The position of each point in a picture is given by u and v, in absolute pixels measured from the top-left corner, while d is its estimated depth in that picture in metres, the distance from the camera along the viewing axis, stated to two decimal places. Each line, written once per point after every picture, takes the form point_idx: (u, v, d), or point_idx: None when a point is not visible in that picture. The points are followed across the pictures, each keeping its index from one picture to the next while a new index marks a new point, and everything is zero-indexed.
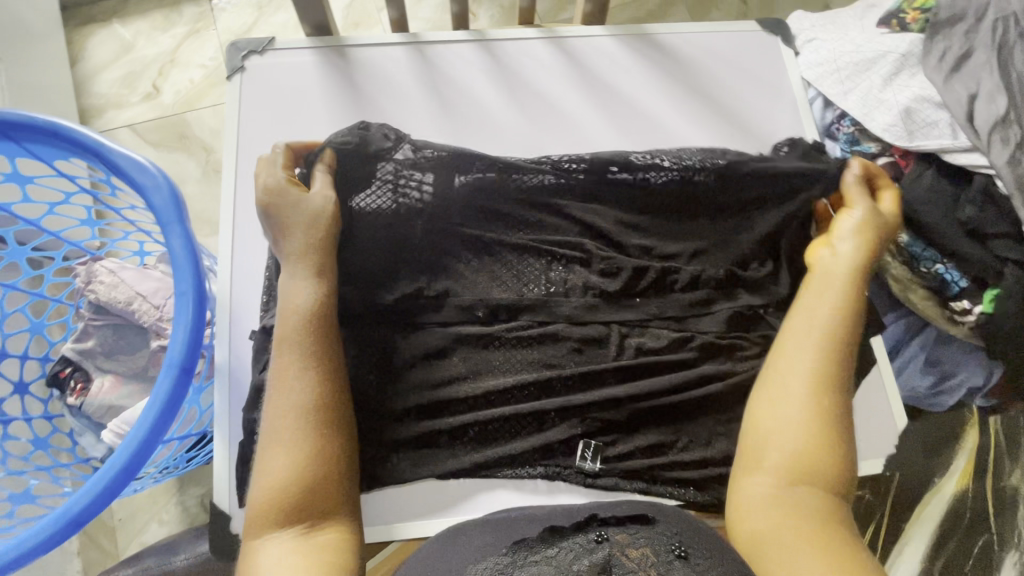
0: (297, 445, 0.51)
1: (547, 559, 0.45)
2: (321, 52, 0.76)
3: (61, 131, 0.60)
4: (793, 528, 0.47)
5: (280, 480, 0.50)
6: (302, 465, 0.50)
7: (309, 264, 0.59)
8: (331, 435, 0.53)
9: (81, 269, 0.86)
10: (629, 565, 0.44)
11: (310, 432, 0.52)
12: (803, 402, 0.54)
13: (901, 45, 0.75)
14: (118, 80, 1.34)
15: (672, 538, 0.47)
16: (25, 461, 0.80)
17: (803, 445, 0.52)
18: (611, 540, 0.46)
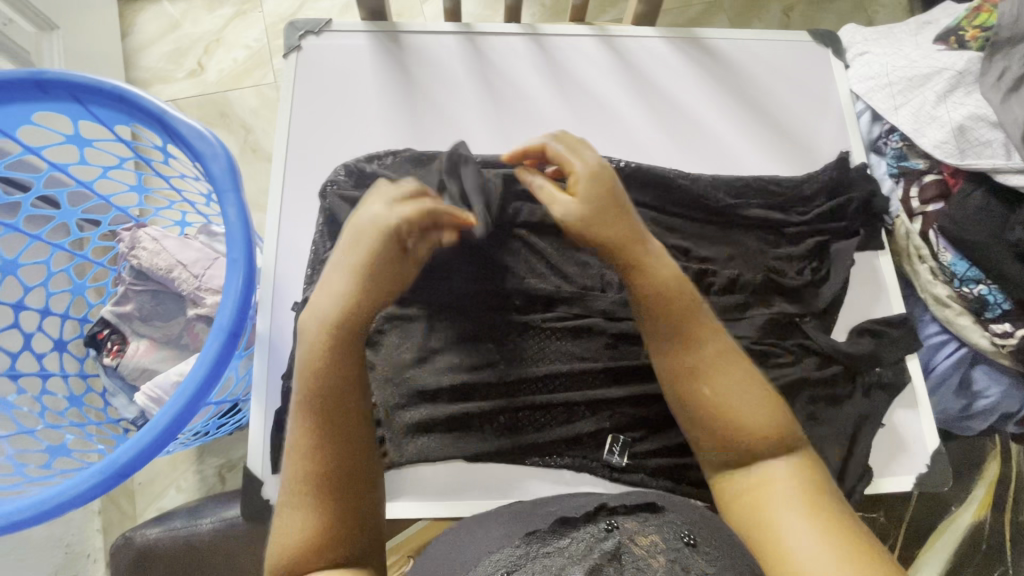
0: (309, 500, 0.48)
1: (560, 551, 0.45)
2: (376, 36, 0.77)
3: (127, 96, 0.62)
4: (774, 497, 0.48)
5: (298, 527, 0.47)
6: (321, 507, 0.47)
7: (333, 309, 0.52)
8: (347, 490, 0.49)
9: (125, 234, 0.89)
10: (638, 554, 0.43)
11: (324, 476, 0.48)
12: (700, 381, 0.53)
13: (958, 63, 0.74)
14: (165, 56, 1.37)
15: (683, 527, 0.46)
16: (60, 416, 0.82)
17: (727, 416, 0.52)
18: (621, 528, 0.46)
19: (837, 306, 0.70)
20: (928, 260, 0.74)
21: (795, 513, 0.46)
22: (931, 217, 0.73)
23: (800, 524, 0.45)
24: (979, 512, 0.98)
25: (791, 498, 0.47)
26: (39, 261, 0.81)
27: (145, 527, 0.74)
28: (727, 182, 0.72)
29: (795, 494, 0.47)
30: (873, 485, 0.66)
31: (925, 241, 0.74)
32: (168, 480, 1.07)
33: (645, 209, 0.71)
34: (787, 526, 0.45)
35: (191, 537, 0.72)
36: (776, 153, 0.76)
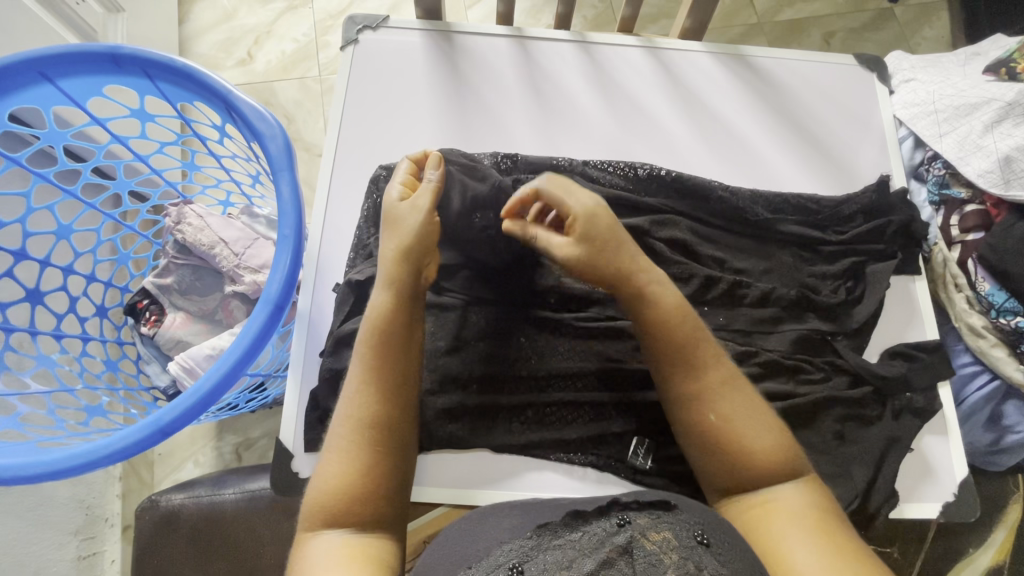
0: (354, 453, 0.50)
1: (571, 544, 0.46)
2: (430, 35, 0.80)
3: (195, 75, 0.65)
4: (780, 512, 0.49)
5: (336, 481, 0.49)
6: (352, 475, 0.49)
7: (388, 272, 0.58)
8: (389, 448, 0.51)
9: (173, 209, 0.91)
10: (651, 549, 0.43)
11: (367, 447, 0.50)
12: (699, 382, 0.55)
13: (1007, 94, 0.74)
14: (219, 43, 1.42)
15: (695, 526, 0.46)
16: (97, 379, 0.84)
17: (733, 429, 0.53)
18: (634, 523, 0.46)
19: (870, 326, 0.70)
20: (965, 289, 0.73)
21: (800, 526, 0.47)
22: (970, 246, 0.73)
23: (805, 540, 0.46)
24: (998, 556, 0.96)
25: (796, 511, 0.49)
26: (91, 229, 0.85)
27: (171, 492, 0.76)
28: (765, 198, 0.73)
29: (799, 509, 0.49)
30: (897, 510, 0.66)
31: (963, 269, 0.73)
32: (187, 453, 1.09)
33: (681, 219, 0.72)
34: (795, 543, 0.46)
35: (214, 506, 0.74)
36: (816, 173, 0.77)
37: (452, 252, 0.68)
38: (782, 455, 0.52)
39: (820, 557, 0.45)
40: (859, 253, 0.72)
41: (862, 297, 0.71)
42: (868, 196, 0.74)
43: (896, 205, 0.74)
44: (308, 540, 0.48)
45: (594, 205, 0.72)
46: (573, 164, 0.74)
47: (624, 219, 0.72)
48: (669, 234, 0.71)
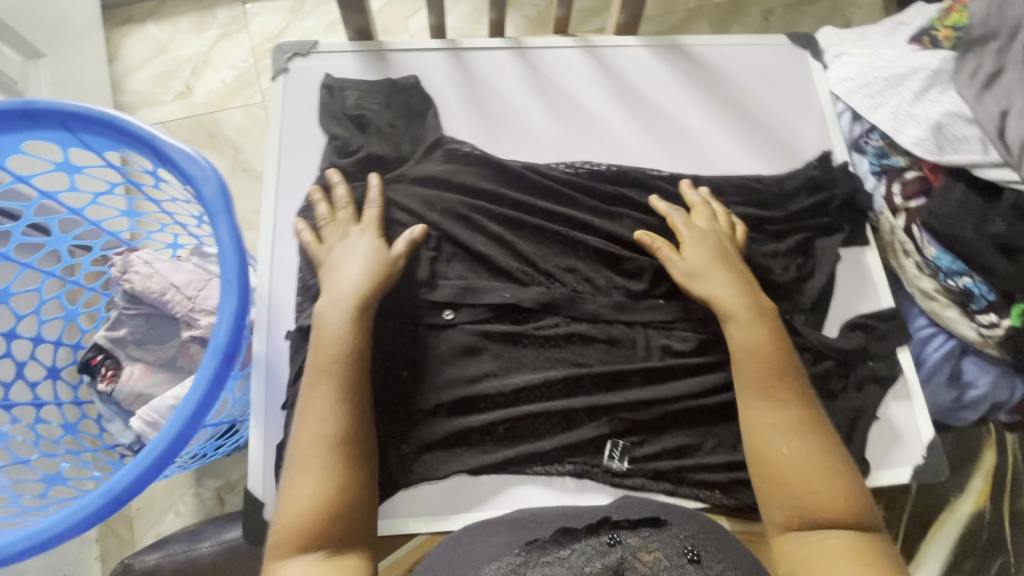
0: (324, 473, 0.52)
1: (560, 561, 0.47)
2: (363, 57, 0.79)
3: (116, 122, 0.62)
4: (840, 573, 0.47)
5: (310, 505, 0.51)
6: (324, 493, 0.52)
7: (352, 295, 0.61)
8: (360, 463, 0.55)
9: (118, 258, 0.88)
10: (641, 568, 0.45)
11: (337, 463, 0.53)
12: (785, 416, 0.57)
13: (932, 62, 0.75)
14: (153, 78, 1.38)
15: (685, 544, 0.49)
16: (56, 444, 0.81)
17: (802, 467, 0.54)
18: (623, 543, 0.48)
19: (825, 300, 0.71)
20: (913, 255, 0.74)
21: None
22: (914, 213, 0.73)
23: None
24: (979, 501, 0.99)
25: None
26: (30, 289, 0.81)
27: (144, 554, 0.73)
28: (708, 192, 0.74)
29: (852, 562, 0.48)
30: (870, 479, 0.67)
31: (909, 236, 0.74)
32: (167, 504, 1.05)
33: (623, 212, 0.73)
34: None
35: (191, 561, 0.72)
36: (758, 153, 0.78)
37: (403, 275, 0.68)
38: (846, 502, 0.52)
39: None
40: (799, 226, 0.74)
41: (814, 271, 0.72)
42: (809, 171, 0.76)
43: (833, 177, 0.76)
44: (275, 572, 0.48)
45: (540, 208, 0.72)
46: (513, 171, 0.73)
47: (571, 223, 0.72)
48: (613, 228, 0.72)
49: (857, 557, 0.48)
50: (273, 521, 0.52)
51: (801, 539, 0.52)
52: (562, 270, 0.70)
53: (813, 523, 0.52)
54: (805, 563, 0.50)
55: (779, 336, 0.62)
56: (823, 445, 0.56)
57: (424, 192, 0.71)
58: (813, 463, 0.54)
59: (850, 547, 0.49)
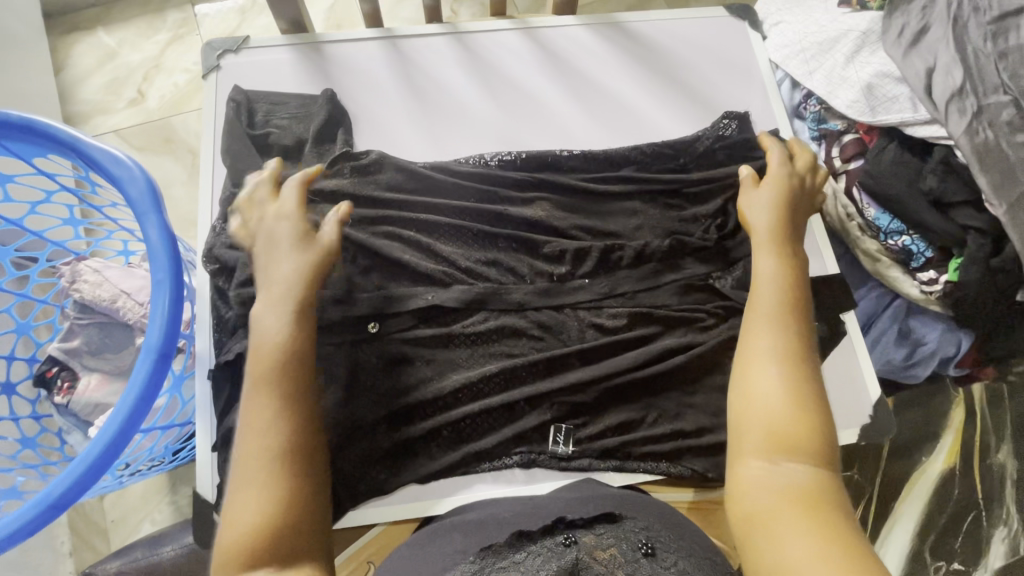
0: (271, 488, 0.48)
1: (515, 566, 0.45)
2: (296, 49, 0.80)
3: (38, 127, 0.61)
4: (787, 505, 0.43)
5: (253, 521, 0.46)
6: (269, 508, 0.47)
7: (286, 296, 0.58)
8: (306, 472, 0.50)
9: (66, 268, 0.87)
10: (597, 566, 0.44)
11: (284, 474, 0.49)
12: (774, 345, 0.53)
13: (861, 24, 0.77)
14: (104, 86, 1.35)
15: (640, 536, 0.48)
16: (13, 459, 0.80)
17: (779, 407, 0.49)
18: (579, 543, 0.47)
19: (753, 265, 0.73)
20: (855, 217, 0.75)
21: (799, 518, 0.42)
22: (852, 174, 0.74)
23: (802, 543, 0.40)
24: (949, 459, 0.97)
25: (798, 513, 0.43)
26: None
27: (105, 562, 0.73)
28: (623, 177, 0.75)
29: (795, 497, 0.44)
30: None
31: (850, 199, 0.75)
32: (141, 514, 1.05)
33: (543, 196, 0.75)
34: (793, 542, 0.41)
35: (153, 566, 0.71)
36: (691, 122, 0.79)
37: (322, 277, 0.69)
38: (812, 440, 0.48)
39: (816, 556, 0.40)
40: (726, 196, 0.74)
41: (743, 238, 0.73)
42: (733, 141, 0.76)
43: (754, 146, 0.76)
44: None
45: (454, 206, 0.73)
46: (420, 177, 0.74)
47: (486, 217, 0.73)
48: (526, 214, 0.73)
49: (806, 487, 0.45)
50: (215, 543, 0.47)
51: (760, 469, 0.47)
52: (480, 262, 0.72)
53: (779, 459, 0.47)
54: (758, 493, 0.45)
55: (799, 276, 0.60)
56: (806, 388, 0.51)
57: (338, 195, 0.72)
58: (795, 407, 0.49)
59: (810, 485, 0.45)
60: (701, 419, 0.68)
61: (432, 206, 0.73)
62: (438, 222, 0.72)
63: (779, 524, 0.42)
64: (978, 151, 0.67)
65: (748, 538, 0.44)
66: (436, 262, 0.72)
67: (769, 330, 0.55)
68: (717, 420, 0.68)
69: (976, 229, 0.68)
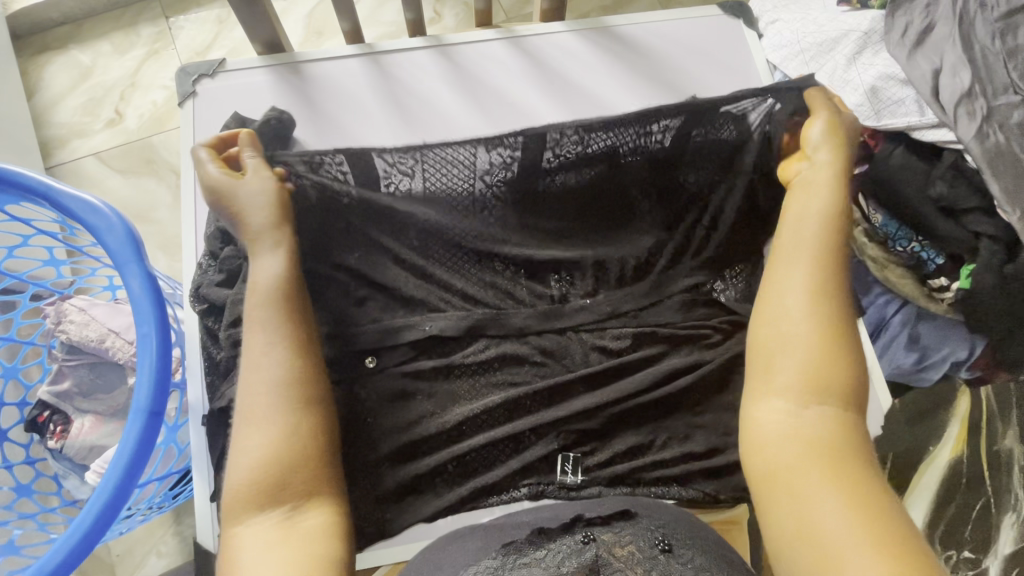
0: (282, 419, 0.48)
1: (536, 564, 0.45)
2: (275, 70, 0.77)
3: (6, 175, 0.58)
4: (814, 458, 0.42)
5: (259, 463, 0.46)
6: (283, 442, 0.47)
7: (274, 241, 0.59)
8: (315, 403, 0.50)
9: (50, 308, 0.84)
10: (617, 564, 0.44)
11: (289, 410, 0.48)
12: (795, 288, 0.49)
13: (864, 23, 0.75)
14: (80, 107, 1.31)
15: (657, 533, 0.48)
16: (10, 509, 0.78)
17: (801, 351, 0.46)
18: (598, 540, 0.46)
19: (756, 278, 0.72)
20: (860, 223, 0.74)
21: (827, 478, 0.40)
22: (858, 181, 0.72)
23: (836, 504, 0.39)
24: (956, 449, 0.96)
25: (826, 468, 0.41)
26: None
27: None
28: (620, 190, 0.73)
29: (824, 450, 0.42)
30: None
31: (856, 204, 0.73)
32: (146, 548, 1.03)
33: (539, 216, 0.73)
34: (821, 504, 0.40)
35: None
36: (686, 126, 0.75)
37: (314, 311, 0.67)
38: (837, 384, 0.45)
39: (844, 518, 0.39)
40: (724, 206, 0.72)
41: (746, 250, 0.72)
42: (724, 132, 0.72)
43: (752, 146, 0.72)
44: (237, 533, 0.44)
45: (446, 228, 0.71)
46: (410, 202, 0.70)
47: (482, 239, 0.72)
48: (524, 239, 0.71)
49: (833, 439, 0.42)
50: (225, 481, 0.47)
51: (786, 414, 0.44)
52: (479, 287, 0.70)
53: (807, 403, 0.44)
54: (782, 443, 0.43)
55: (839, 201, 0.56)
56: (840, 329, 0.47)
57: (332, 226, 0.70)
58: (821, 344, 0.46)
59: (838, 434, 0.42)
60: (713, 440, 0.66)
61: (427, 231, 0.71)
62: (433, 249, 0.71)
63: (808, 481, 0.41)
64: (989, 155, 0.65)
65: (770, 495, 0.42)
66: (435, 289, 0.70)
67: (784, 267, 0.51)
68: (729, 440, 0.66)
69: (989, 236, 0.66)
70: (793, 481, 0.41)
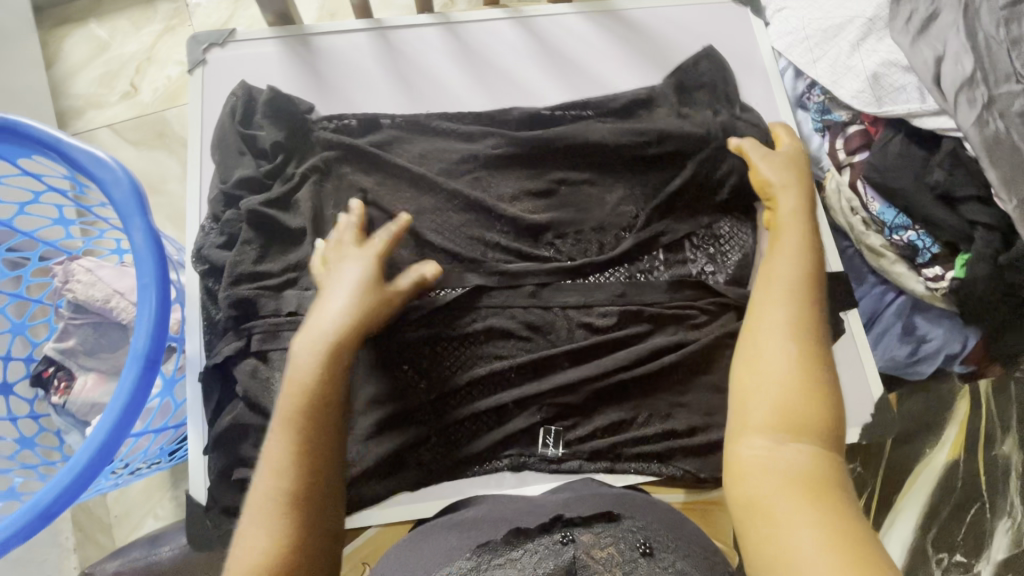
0: (284, 522, 0.46)
1: (512, 564, 0.44)
2: (284, 41, 0.78)
3: (19, 128, 0.60)
4: (792, 488, 0.41)
5: (257, 560, 0.44)
6: (282, 546, 0.44)
7: (342, 336, 0.55)
8: (318, 511, 0.47)
9: (59, 268, 0.86)
10: (594, 566, 0.43)
11: (295, 515, 0.46)
12: (787, 327, 0.50)
13: (868, 10, 0.75)
14: (96, 79, 1.33)
15: (638, 535, 0.46)
16: (12, 459, 0.80)
17: (789, 384, 0.47)
18: (578, 541, 0.45)
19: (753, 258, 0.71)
20: (860, 211, 0.73)
21: (801, 508, 0.40)
22: (858, 167, 0.73)
23: (810, 538, 0.38)
24: (953, 450, 0.95)
25: (802, 500, 0.40)
26: None
27: (104, 562, 0.73)
28: (622, 176, 0.73)
29: (799, 482, 0.42)
30: None
31: (855, 192, 0.73)
32: (144, 509, 1.05)
33: (526, 192, 0.73)
34: (797, 536, 0.39)
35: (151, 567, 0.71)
36: (691, 113, 0.74)
37: (308, 276, 0.68)
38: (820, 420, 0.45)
39: (821, 554, 0.37)
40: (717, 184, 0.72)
41: (738, 236, 0.72)
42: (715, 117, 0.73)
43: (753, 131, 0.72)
44: None
45: (442, 202, 0.72)
46: (409, 174, 0.72)
47: (475, 213, 0.72)
48: (514, 212, 0.72)
49: (812, 473, 0.42)
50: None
51: (765, 448, 0.44)
52: (467, 261, 0.70)
53: (785, 439, 0.44)
54: (758, 475, 0.43)
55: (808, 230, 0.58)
56: (823, 367, 0.47)
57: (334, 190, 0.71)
58: (804, 377, 0.46)
59: (817, 468, 0.42)
60: (695, 419, 0.67)
61: (425, 208, 0.71)
62: (426, 224, 0.71)
63: (783, 515, 0.40)
64: (988, 143, 0.65)
65: (749, 529, 0.42)
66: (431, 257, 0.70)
67: (780, 293, 0.52)
68: (712, 420, 0.67)
69: (986, 225, 0.66)
70: (771, 515, 0.41)
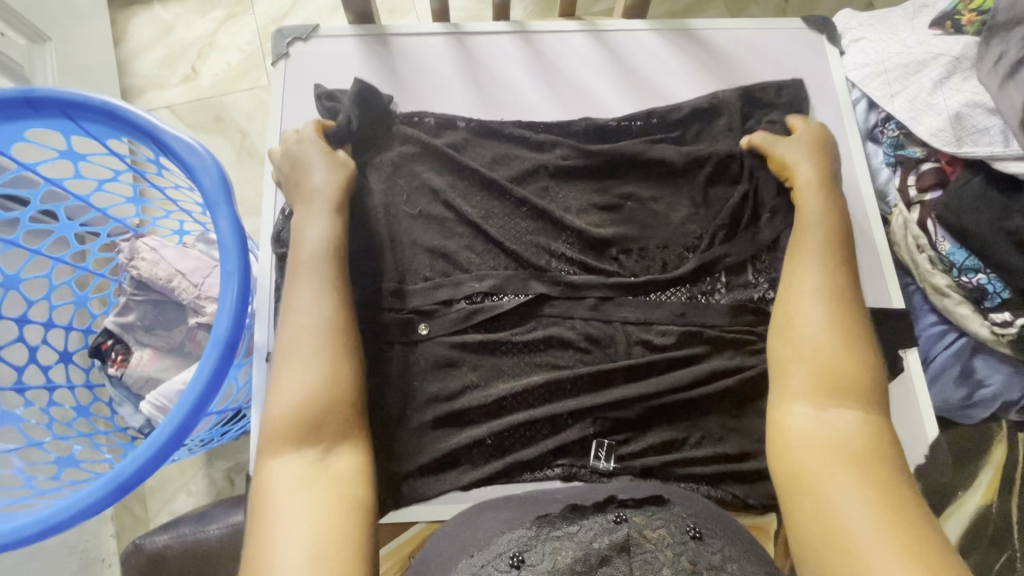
0: (316, 360, 0.55)
1: (569, 536, 0.46)
2: (364, 40, 0.80)
3: (117, 111, 0.62)
4: (837, 453, 0.49)
5: (298, 398, 0.53)
6: (319, 383, 0.54)
7: (332, 206, 0.65)
8: (345, 355, 0.57)
9: (125, 245, 0.89)
10: (647, 545, 0.44)
11: (328, 351, 0.56)
12: (825, 299, 0.59)
13: (955, 48, 0.74)
14: (159, 61, 1.37)
15: (687, 519, 0.47)
16: (70, 426, 0.83)
17: (829, 354, 0.55)
18: (630, 521, 0.46)
19: None
20: (927, 250, 0.74)
21: (845, 470, 0.48)
22: (929, 206, 0.73)
23: (859, 498, 0.46)
24: None
25: (846, 461, 0.48)
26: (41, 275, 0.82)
27: (155, 534, 0.75)
28: (689, 198, 0.74)
29: (845, 446, 0.49)
30: None
31: (924, 230, 0.74)
32: (179, 484, 1.08)
33: (593, 205, 0.74)
34: (841, 497, 0.46)
35: (198, 544, 0.73)
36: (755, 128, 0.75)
37: (375, 274, 0.69)
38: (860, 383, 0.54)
39: (866, 510, 0.45)
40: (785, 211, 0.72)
41: None
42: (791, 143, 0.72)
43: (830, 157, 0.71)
44: (272, 462, 0.51)
45: (511, 209, 0.73)
46: (480, 179, 0.73)
47: (543, 223, 0.73)
48: (581, 224, 0.72)
49: (856, 436, 0.50)
50: (264, 413, 0.54)
51: (810, 417, 0.52)
52: (534, 269, 0.71)
53: (827, 407, 0.53)
54: (806, 445, 0.51)
55: (843, 217, 0.66)
56: (855, 334, 0.56)
57: (405, 189, 0.73)
58: (841, 342, 0.56)
59: (859, 433, 0.50)
60: (746, 445, 0.67)
61: (494, 212, 0.73)
62: (495, 229, 0.72)
63: (832, 478, 0.47)
64: None
65: (794, 493, 0.49)
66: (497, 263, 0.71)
67: (815, 264, 0.62)
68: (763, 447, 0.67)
69: None
70: (818, 478, 0.48)
